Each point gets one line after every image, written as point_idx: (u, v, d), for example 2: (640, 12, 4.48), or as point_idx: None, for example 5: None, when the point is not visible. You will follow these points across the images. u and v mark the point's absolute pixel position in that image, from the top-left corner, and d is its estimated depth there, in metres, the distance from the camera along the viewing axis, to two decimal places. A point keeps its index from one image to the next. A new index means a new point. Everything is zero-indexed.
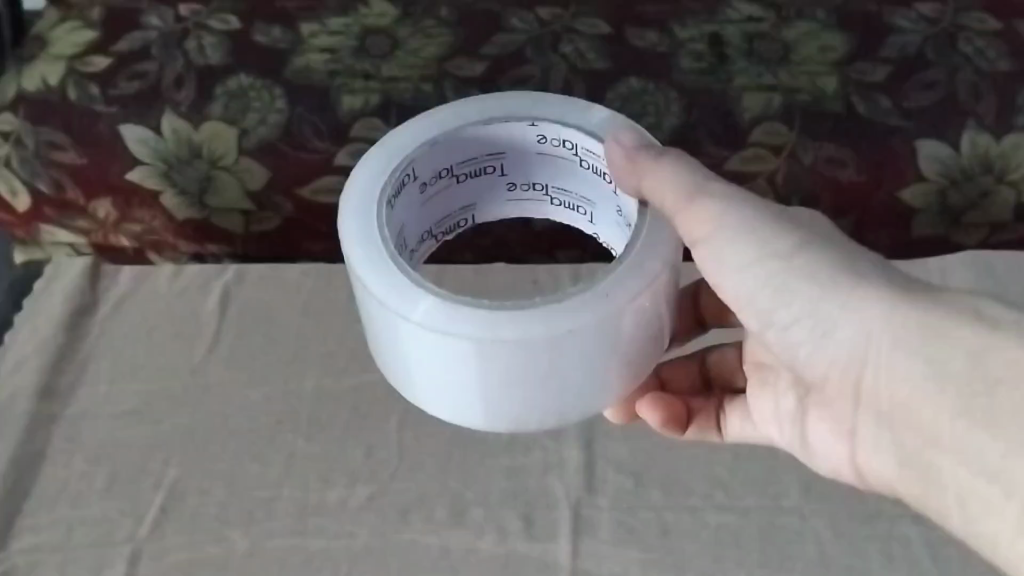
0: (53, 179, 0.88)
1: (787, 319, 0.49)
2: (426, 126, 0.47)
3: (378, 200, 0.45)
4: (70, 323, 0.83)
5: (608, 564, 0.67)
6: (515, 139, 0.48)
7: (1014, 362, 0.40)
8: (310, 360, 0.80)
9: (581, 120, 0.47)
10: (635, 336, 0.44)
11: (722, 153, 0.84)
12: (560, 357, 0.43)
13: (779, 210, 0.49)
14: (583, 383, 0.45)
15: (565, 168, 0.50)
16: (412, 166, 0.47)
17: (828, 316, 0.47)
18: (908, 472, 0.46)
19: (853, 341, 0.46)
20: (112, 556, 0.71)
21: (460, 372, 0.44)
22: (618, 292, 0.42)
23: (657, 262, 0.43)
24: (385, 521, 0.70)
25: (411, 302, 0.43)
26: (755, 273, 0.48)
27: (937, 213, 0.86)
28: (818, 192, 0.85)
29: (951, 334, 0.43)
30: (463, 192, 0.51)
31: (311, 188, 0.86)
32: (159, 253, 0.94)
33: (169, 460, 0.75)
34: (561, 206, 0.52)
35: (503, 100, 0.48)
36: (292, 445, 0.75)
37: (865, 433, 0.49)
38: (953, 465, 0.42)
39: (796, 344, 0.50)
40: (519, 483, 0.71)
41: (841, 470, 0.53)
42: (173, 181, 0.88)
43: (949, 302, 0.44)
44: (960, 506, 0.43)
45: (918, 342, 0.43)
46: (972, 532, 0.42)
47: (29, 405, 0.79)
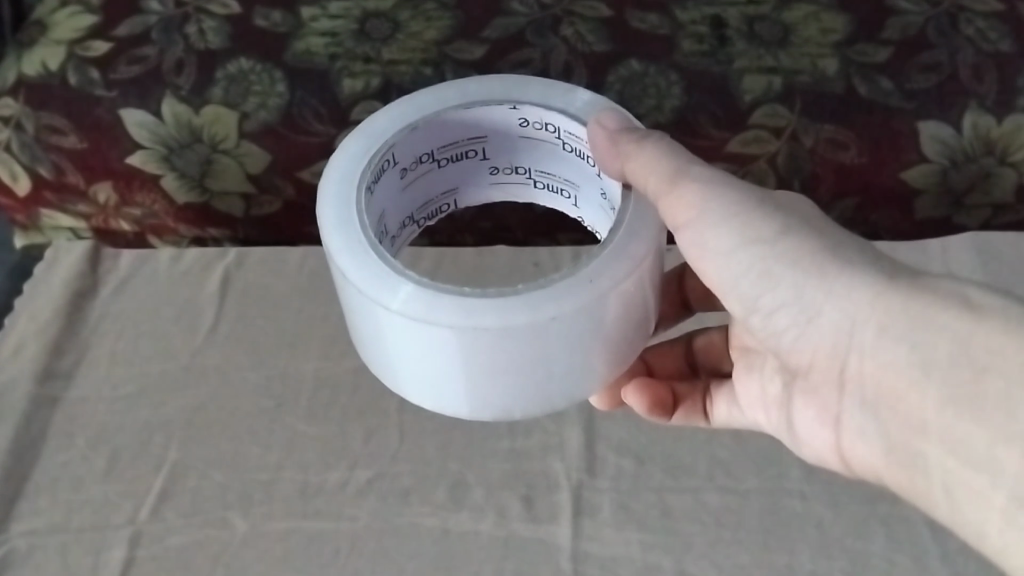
0: (54, 164, 0.88)
1: (772, 305, 0.49)
2: (407, 110, 0.47)
3: (357, 186, 0.45)
4: (70, 307, 0.84)
5: (608, 546, 0.68)
6: (497, 122, 0.48)
7: (998, 347, 0.40)
8: (311, 343, 0.80)
9: (562, 103, 0.47)
10: (619, 321, 0.44)
11: (723, 135, 0.83)
12: (543, 344, 0.43)
13: (764, 194, 0.49)
14: (567, 369, 0.45)
15: (549, 151, 0.50)
16: (392, 151, 0.47)
17: (812, 302, 0.47)
18: (894, 459, 0.46)
19: (836, 326, 0.46)
20: (112, 539, 0.71)
21: (442, 360, 0.44)
22: (601, 278, 0.42)
23: (641, 245, 0.43)
24: (386, 503, 0.70)
25: (391, 289, 0.42)
26: (740, 258, 0.48)
27: (938, 194, 0.87)
28: (819, 172, 0.85)
29: (936, 320, 0.42)
30: (445, 176, 0.51)
31: (312, 171, 0.87)
32: (160, 237, 0.96)
33: (170, 443, 0.75)
34: (545, 189, 0.53)
35: (483, 83, 0.48)
36: (292, 428, 0.75)
37: (850, 420, 0.49)
38: (941, 452, 0.42)
39: (781, 330, 0.50)
40: (519, 465, 0.72)
41: (826, 457, 0.53)
42: (173, 165, 0.88)
43: (934, 287, 0.43)
44: (948, 494, 0.42)
45: (902, 327, 0.43)
46: (961, 520, 0.42)
47: (29, 388, 0.79)
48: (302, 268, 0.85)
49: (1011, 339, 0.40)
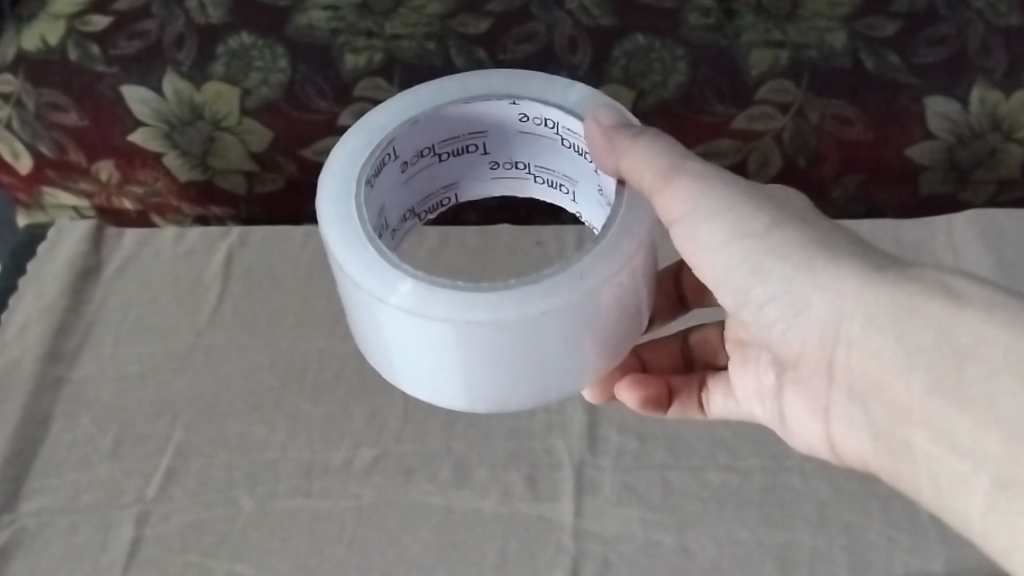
0: (55, 141, 0.89)
1: (763, 297, 0.49)
2: (407, 104, 0.47)
3: (356, 180, 0.45)
4: (76, 286, 0.85)
5: (611, 524, 0.67)
6: (497, 117, 0.48)
7: (980, 335, 0.39)
8: (317, 322, 0.81)
9: (562, 98, 0.47)
10: (613, 315, 0.44)
11: (729, 111, 0.83)
12: (536, 338, 0.43)
13: (756, 188, 0.49)
14: (561, 362, 0.45)
15: (549, 146, 0.49)
16: (392, 145, 0.47)
17: (801, 293, 0.46)
18: (881, 447, 0.46)
19: (824, 317, 0.46)
20: (120, 518, 0.71)
21: (437, 353, 0.44)
22: (593, 273, 0.42)
23: (634, 241, 0.43)
24: (390, 482, 0.70)
25: (385, 283, 0.42)
26: (732, 251, 0.48)
27: (944, 170, 0.87)
28: (825, 148, 0.86)
29: (921, 309, 0.42)
30: (445, 171, 0.51)
31: (315, 148, 0.87)
32: (163, 215, 0.97)
33: (176, 423, 0.76)
34: (544, 184, 0.52)
35: (486, 77, 0.47)
36: (298, 407, 0.75)
37: (840, 411, 0.49)
38: (924, 439, 0.41)
39: (772, 321, 0.49)
40: (522, 444, 0.71)
41: (818, 447, 0.53)
42: (175, 143, 0.89)
43: (920, 277, 0.43)
44: (933, 481, 0.42)
45: (889, 317, 0.43)
46: (945, 507, 0.42)
47: (36, 368, 0.80)
48: (304, 249, 0.86)
49: (994, 326, 0.39)
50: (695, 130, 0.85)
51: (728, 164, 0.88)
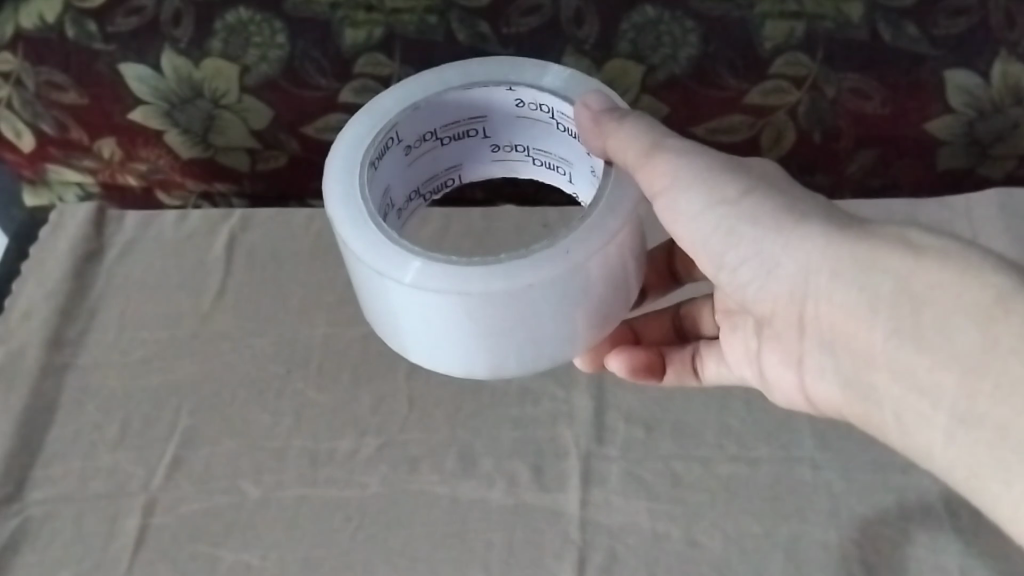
0: (57, 120, 0.88)
1: (736, 261, 0.49)
2: (410, 91, 0.48)
3: (361, 163, 0.47)
4: (78, 270, 0.84)
5: (618, 515, 0.66)
6: (495, 103, 0.49)
7: (938, 283, 0.42)
8: (321, 307, 0.80)
9: (556, 85, 0.48)
10: (601, 288, 0.45)
11: (742, 86, 0.81)
12: (526, 309, 0.44)
13: (729, 158, 0.49)
14: (552, 332, 0.46)
15: (545, 130, 0.50)
16: (395, 129, 0.48)
17: (772, 254, 0.48)
18: (851, 393, 0.48)
19: (794, 276, 0.47)
20: (125, 508, 0.70)
21: (444, 325, 0.45)
22: (580, 248, 0.43)
23: (620, 218, 0.44)
24: (396, 471, 0.70)
25: (384, 257, 0.44)
26: (707, 218, 0.49)
27: (963, 144, 0.85)
28: (841, 124, 0.84)
29: (880, 264, 0.43)
30: (447, 154, 0.52)
31: (318, 125, 0.86)
32: (169, 192, 0.96)
33: (180, 411, 0.75)
34: (543, 166, 0.53)
35: (485, 63, 0.48)
36: (302, 394, 0.74)
37: (810, 361, 0.50)
38: (890, 384, 0.43)
39: (746, 283, 0.50)
40: (528, 433, 0.70)
41: (793, 398, 0.54)
42: (175, 121, 0.88)
43: (879, 233, 0.45)
44: (898, 421, 0.44)
45: (852, 271, 0.44)
46: (911, 443, 0.44)
47: (39, 354, 0.79)
48: (308, 231, 0.84)
49: (950, 274, 0.41)
50: (707, 104, 0.83)
51: (742, 139, 0.85)
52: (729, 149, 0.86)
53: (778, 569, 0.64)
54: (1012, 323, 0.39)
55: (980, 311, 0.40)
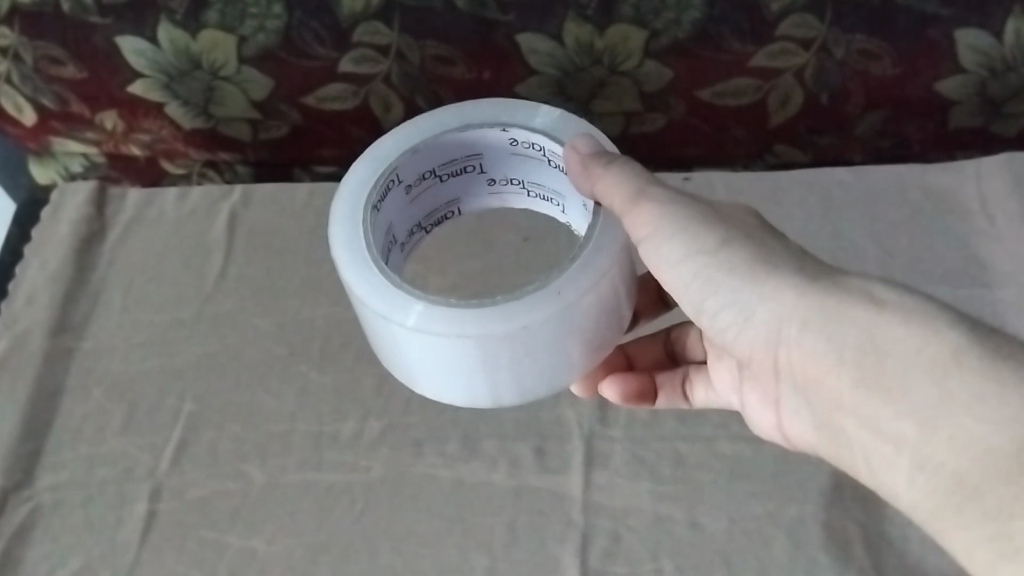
0: (57, 94, 0.87)
1: (715, 307, 0.53)
2: (409, 134, 0.53)
3: (364, 206, 0.51)
4: (80, 252, 0.84)
5: (621, 497, 0.67)
6: (490, 143, 0.53)
7: (898, 336, 0.45)
8: (322, 287, 0.80)
9: (545, 126, 0.52)
10: (591, 323, 0.50)
11: (747, 49, 0.78)
12: (521, 346, 0.48)
13: (709, 209, 0.53)
14: (547, 364, 0.51)
15: (536, 165, 0.55)
16: (397, 172, 0.53)
17: (748, 302, 0.51)
18: (823, 433, 0.51)
19: (769, 325, 0.51)
20: (134, 492, 0.71)
21: (448, 363, 0.50)
22: (569, 289, 0.47)
23: (606, 260, 0.48)
24: (399, 453, 0.70)
25: (389, 303, 0.48)
26: (687, 266, 0.52)
27: (975, 104, 0.82)
28: (849, 86, 0.81)
29: (847, 315, 0.47)
30: (447, 189, 0.57)
31: (317, 96, 0.85)
32: (173, 161, 0.94)
33: (184, 394, 0.75)
34: (536, 196, 0.58)
35: (479, 107, 0.53)
36: (305, 376, 0.75)
37: (787, 401, 0.54)
38: (857, 427, 0.47)
39: (724, 328, 0.54)
40: (530, 414, 0.70)
41: (772, 432, 0.58)
42: (175, 93, 0.86)
43: (847, 286, 0.48)
44: (866, 464, 0.47)
45: (821, 322, 0.48)
46: (878, 485, 0.47)
47: (44, 339, 0.79)
48: (308, 208, 0.84)
49: (907, 327, 0.45)
50: (713, 69, 0.80)
51: (746, 103, 0.83)
52: (736, 110, 0.84)
53: (782, 550, 0.64)
54: (965, 377, 0.42)
55: (936, 365, 0.43)
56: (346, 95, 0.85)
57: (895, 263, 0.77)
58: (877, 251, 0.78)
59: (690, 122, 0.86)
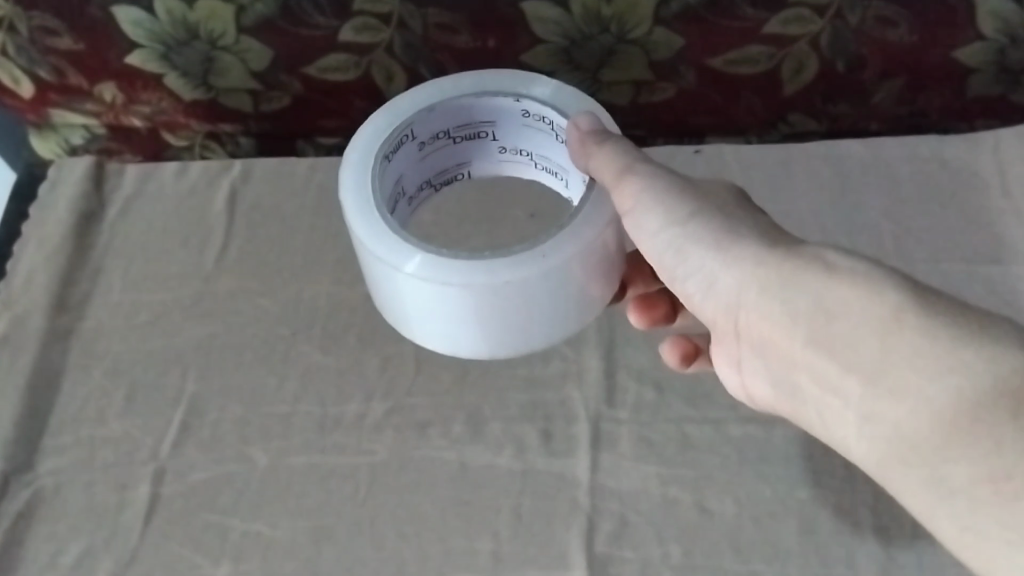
0: (54, 66, 0.84)
1: (683, 275, 0.54)
2: (428, 94, 0.54)
3: (375, 155, 0.52)
4: (79, 230, 0.82)
5: (628, 480, 0.66)
6: (503, 111, 0.54)
7: (846, 298, 0.45)
8: (324, 265, 0.78)
9: (559, 100, 0.53)
10: (573, 285, 0.51)
11: (761, 16, 0.75)
12: (504, 299, 0.50)
13: (683, 183, 0.54)
14: (527, 320, 0.52)
15: (546, 139, 0.56)
16: (411, 128, 0.54)
17: (714, 269, 0.52)
18: (781, 392, 0.52)
19: (731, 290, 0.51)
20: (137, 475, 0.71)
21: (432, 308, 0.51)
22: (556, 253, 0.49)
23: (593, 230, 0.50)
24: (403, 435, 0.69)
25: (383, 244, 0.50)
26: (663, 236, 0.53)
27: (995, 72, 0.79)
28: (866, 54, 0.78)
29: (802, 279, 0.47)
30: (459, 151, 0.58)
31: (318, 67, 0.83)
32: (175, 133, 0.91)
33: (187, 375, 0.74)
34: (544, 169, 0.59)
35: (499, 75, 0.54)
36: (308, 356, 0.74)
37: (748, 364, 0.54)
38: (812, 385, 0.47)
39: (690, 295, 0.54)
40: (537, 396, 0.70)
41: (738, 394, 0.58)
42: (174, 64, 0.84)
43: (801, 252, 0.49)
44: (821, 420, 0.48)
45: (777, 285, 0.48)
46: (830, 439, 0.47)
47: (44, 319, 0.78)
48: (309, 184, 0.82)
49: (858, 290, 0.45)
50: (725, 36, 0.77)
51: (760, 72, 0.80)
52: (747, 79, 0.81)
53: (792, 535, 0.63)
54: (907, 333, 0.43)
55: (882, 323, 0.44)
56: (348, 65, 0.82)
57: (910, 238, 0.75)
58: (892, 226, 0.76)
59: (701, 92, 0.83)
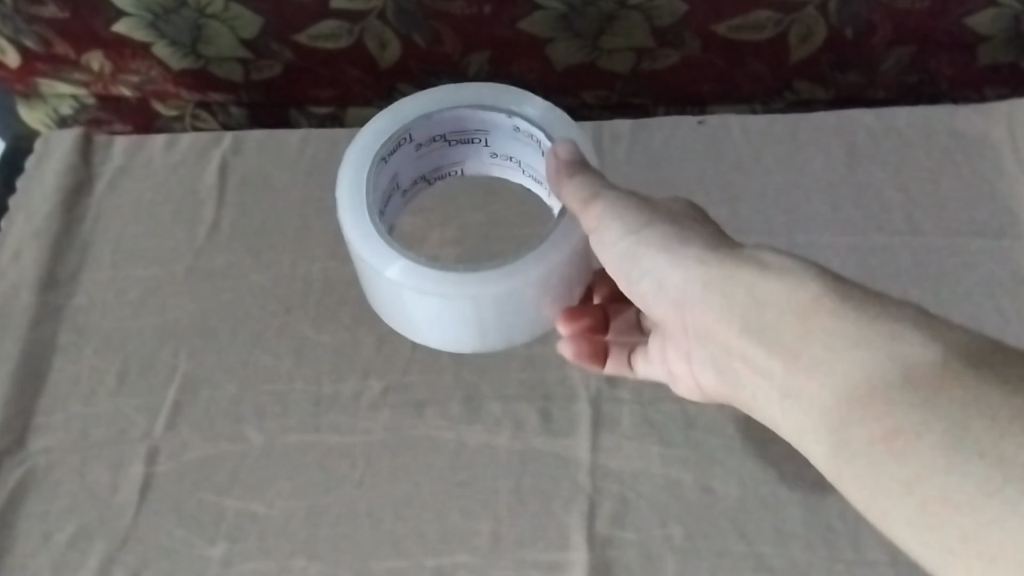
0: (40, 35, 0.82)
1: (637, 277, 0.55)
2: (428, 102, 0.60)
3: (372, 156, 0.59)
4: (67, 204, 0.80)
5: (629, 459, 0.65)
6: (496, 124, 0.60)
7: (774, 288, 0.46)
8: (318, 240, 0.77)
9: (546, 120, 0.59)
10: (533, 300, 0.58)
11: None
12: (469, 309, 0.57)
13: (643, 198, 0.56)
14: (490, 324, 0.60)
15: (533, 153, 0.62)
16: (410, 132, 0.60)
17: (663, 268, 0.53)
18: (722, 378, 0.52)
19: (677, 288, 0.52)
20: (129, 454, 0.69)
21: (409, 308, 0.59)
22: (520, 275, 0.56)
23: (558, 252, 0.56)
24: (400, 414, 0.68)
25: (367, 248, 0.56)
26: (619, 245, 0.55)
27: (1009, 39, 0.77)
28: (876, 20, 0.76)
29: (739, 273, 0.48)
30: (455, 154, 0.65)
31: (310, 35, 0.80)
32: (165, 102, 0.89)
33: (179, 352, 0.73)
34: (531, 177, 0.65)
35: (495, 91, 0.60)
36: (302, 334, 0.72)
37: (695, 357, 0.55)
38: (746, 371, 0.48)
39: (643, 295, 0.56)
40: (535, 374, 0.69)
41: (690, 390, 0.59)
42: (162, 33, 0.81)
43: (740, 253, 0.50)
44: (755, 403, 0.48)
45: (717, 279, 0.49)
46: (765, 420, 0.48)
47: (32, 296, 0.77)
48: (302, 158, 0.80)
49: (785, 282, 0.46)
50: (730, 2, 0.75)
51: (766, 39, 0.78)
52: (752, 47, 0.79)
53: (796, 516, 0.62)
54: (823, 319, 0.43)
55: (805, 311, 0.44)
56: (341, 33, 0.80)
57: (920, 211, 0.73)
58: (900, 197, 0.74)
59: (705, 60, 0.81)
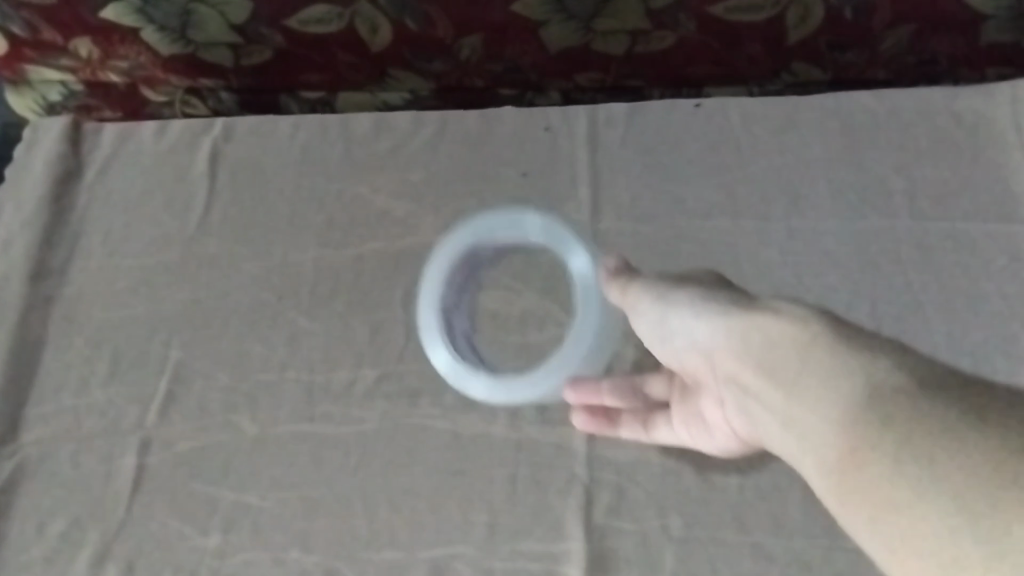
0: (27, 22, 0.81)
1: (671, 339, 0.54)
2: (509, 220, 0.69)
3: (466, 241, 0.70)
4: (56, 192, 0.79)
5: (625, 447, 0.64)
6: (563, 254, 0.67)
7: (780, 329, 0.45)
8: (311, 228, 0.76)
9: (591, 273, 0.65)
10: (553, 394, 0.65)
11: None
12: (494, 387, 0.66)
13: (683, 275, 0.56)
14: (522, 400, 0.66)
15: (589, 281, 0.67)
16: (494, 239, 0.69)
17: (691, 322, 0.52)
18: (745, 422, 0.49)
19: (705, 340, 0.51)
20: (121, 446, 0.69)
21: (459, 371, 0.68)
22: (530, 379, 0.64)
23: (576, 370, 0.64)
24: (395, 403, 0.68)
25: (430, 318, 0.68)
26: (652, 315, 0.55)
27: (1009, 18, 0.76)
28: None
29: (753, 317, 0.47)
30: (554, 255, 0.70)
31: (300, 19, 0.79)
32: (154, 88, 0.88)
33: (171, 342, 0.72)
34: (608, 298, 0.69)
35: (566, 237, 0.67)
36: (295, 323, 0.72)
37: (725, 405, 0.52)
38: (758, 410, 0.45)
39: (676, 351, 0.54)
40: (531, 362, 0.68)
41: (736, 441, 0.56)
42: (150, 18, 0.80)
43: (762, 303, 0.48)
44: (769, 441, 0.45)
45: (737, 324, 0.48)
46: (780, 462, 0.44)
47: (22, 286, 0.75)
48: (292, 145, 0.79)
49: (790, 322, 0.44)
50: None
51: (764, 19, 0.77)
52: (750, 28, 0.78)
53: (795, 502, 0.62)
54: (819, 352, 0.42)
55: (807, 346, 0.43)
56: (332, 17, 0.78)
57: (919, 193, 0.72)
58: (900, 180, 0.73)
59: (701, 42, 0.79)
